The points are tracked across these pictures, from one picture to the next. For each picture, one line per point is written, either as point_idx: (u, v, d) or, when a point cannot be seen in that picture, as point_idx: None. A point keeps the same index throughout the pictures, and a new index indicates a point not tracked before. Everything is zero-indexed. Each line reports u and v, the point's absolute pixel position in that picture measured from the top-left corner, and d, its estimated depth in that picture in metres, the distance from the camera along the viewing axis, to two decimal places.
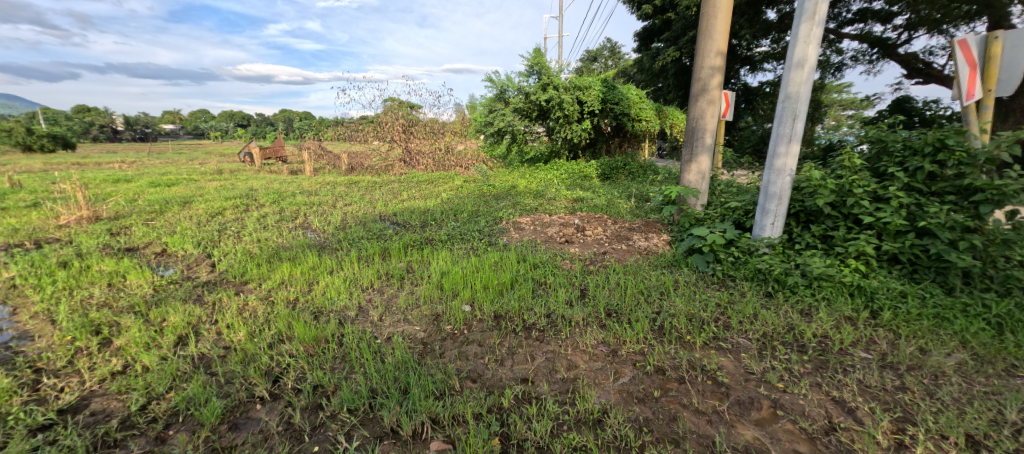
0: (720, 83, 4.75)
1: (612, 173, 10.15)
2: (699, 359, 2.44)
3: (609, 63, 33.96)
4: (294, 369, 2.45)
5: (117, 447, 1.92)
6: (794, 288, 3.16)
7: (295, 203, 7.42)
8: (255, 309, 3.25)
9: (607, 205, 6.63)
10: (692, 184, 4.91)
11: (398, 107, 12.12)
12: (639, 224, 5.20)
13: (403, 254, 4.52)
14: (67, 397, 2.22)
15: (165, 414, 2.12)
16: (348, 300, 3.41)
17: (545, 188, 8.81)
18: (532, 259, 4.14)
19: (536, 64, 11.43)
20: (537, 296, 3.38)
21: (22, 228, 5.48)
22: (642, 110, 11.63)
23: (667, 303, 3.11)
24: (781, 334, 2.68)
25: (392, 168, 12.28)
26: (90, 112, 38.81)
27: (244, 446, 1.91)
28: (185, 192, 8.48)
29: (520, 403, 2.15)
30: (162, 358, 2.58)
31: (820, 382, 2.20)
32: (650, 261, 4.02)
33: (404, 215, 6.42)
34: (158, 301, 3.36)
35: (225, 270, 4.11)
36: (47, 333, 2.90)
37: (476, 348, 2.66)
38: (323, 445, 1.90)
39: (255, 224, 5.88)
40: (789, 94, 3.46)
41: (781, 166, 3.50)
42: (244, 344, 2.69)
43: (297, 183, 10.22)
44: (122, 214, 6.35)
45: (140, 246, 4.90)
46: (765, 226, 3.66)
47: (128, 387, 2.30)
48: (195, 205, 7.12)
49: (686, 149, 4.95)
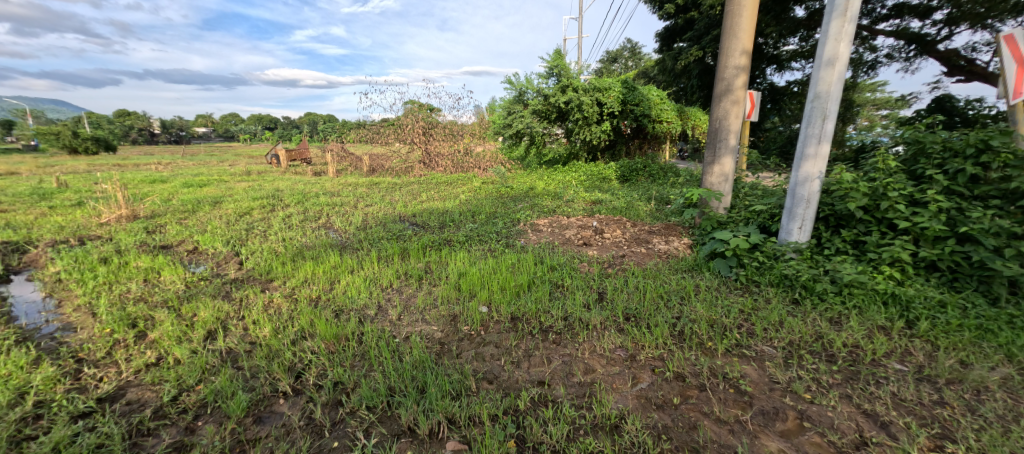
0: (743, 83, 4.64)
1: (632, 175, 10.03)
2: (721, 367, 2.38)
3: (629, 64, 33.63)
4: (315, 366, 2.51)
5: (151, 435, 2.01)
6: (823, 295, 3.04)
7: (318, 204, 7.64)
8: (279, 306, 3.36)
9: (626, 208, 6.55)
10: (714, 186, 4.79)
11: (418, 109, 12.31)
12: (659, 227, 5.11)
13: (422, 254, 4.59)
14: (105, 386, 2.33)
15: (194, 405, 2.20)
16: (368, 299, 3.47)
17: (563, 190, 8.79)
18: (549, 261, 4.12)
19: (556, 66, 11.48)
20: (554, 299, 3.36)
21: (67, 226, 5.80)
22: (663, 111, 11.27)
23: (688, 308, 3.04)
24: (809, 343, 2.58)
25: (412, 170, 12.37)
26: (129, 115, 40.89)
27: (268, 439, 1.97)
28: (215, 192, 8.81)
29: (536, 405, 2.15)
30: (192, 351, 2.69)
31: (850, 394, 2.12)
32: (670, 265, 3.93)
33: (423, 216, 6.51)
34: (190, 297, 3.51)
35: (253, 268, 4.25)
36: (88, 325, 3.06)
37: (493, 349, 2.68)
38: (343, 441, 1.95)
39: (281, 223, 6.07)
40: (818, 94, 3.36)
41: (810, 167, 3.40)
42: (269, 340, 2.78)
43: (321, 184, 10.50)
44: (157, 213, 6.65)
45: (174, 244, 5.13)
46: (792, 230, 3.53)
47: (160, 379, 2.40)
48: (225, 205, 7.40)
49: (708, 150, 4.85)
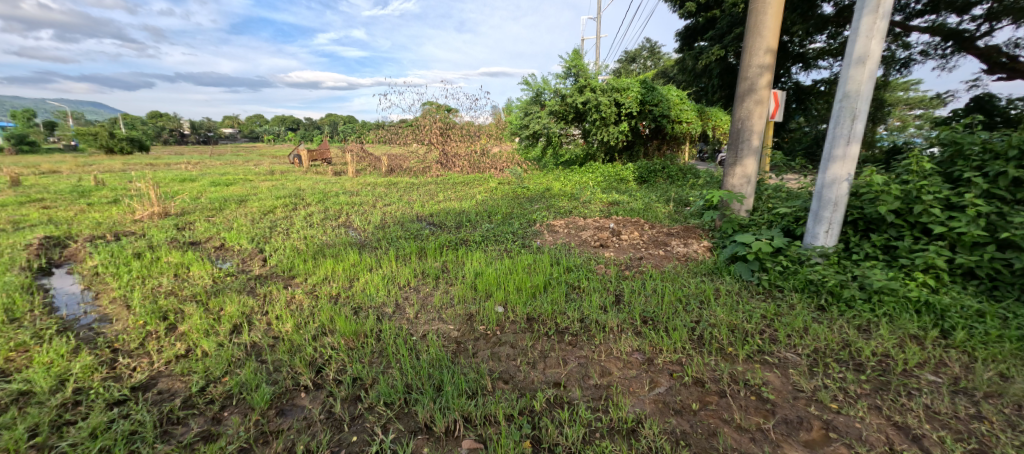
0: (768, 82, 4.53)
1: (650, 176, 9.90)
2: (742, 373, 2.33)
3: (649, 63, 33.16)
4: (335, 361, 2.56)
5: (181, 424, 2.09)
6: (850, 302, 2.93)
7: (339, 203, 7.79)
8: (301, 302, 3.44)
9: (644, 209, 6.47)
10: (736, 188, 4.69)
11: (436, 110, 12.42)
12: (678, 229, 5.03)
13: (438, 254, 4.63)
14: (138, 375, 2.43)
15: (221, 397, 2.28)
16: (386, 297, 3.53)
17: (580, 191, 8.73)
18: (565, 262, 4.10)
19: (574, 66, 11.45)
20: (570, 300, 3.34)
21: (105, 222, 6.08)
22: (682, 112, 11.09)
23: (707, 313, 2.98)
24: (835, 351, 2.50)
25: (429, 170, 12.50)
26: (161, 117, 42.58)
27: (290, 431, 2.02)
28: (240, 191, 9.09)
29: (552, 407, 2.14)
30: (219, 344, 2.78)
31: (880, 405, 2.04)
32: (689, 268, 3.86)
33: (440, 216, 6.56)
34: (217, 291, 3.63)
35: (276, 265, 4.37)
36: (123, 316, 3.20)
37: (509, 350, 2.68)
38: (361, 436, 1.98)
39: (302, 222, 6.22)
40: (847, 93, 3.25)
41: (838, 169, 3.30)
42: (291, 335, 2.85)
43: (342, 183, 10.71)
44: (187, 211, 6.90)
45: (203, 241, 5.31)
46: (818, 234, 3.43)
47: (189, 370, 2.49)
48: (249, 203, 7.62)
49: (730, 151, 4.75)
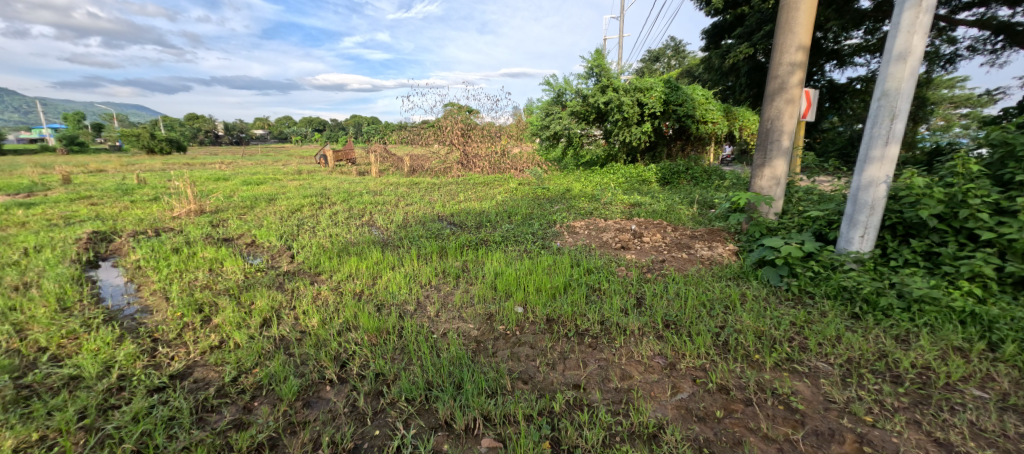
0: (800, 80, 4.38)
1: (673, 178, 9.71)
2: (769, 382, 2.26)
3: (673, 62, 32.51)
4: (359, 356, 2.62)
5: (215, 412, 2.18)
6: (887, 311, 2.80)
7: (362, 202, 7.97)
8: (326, 298, 3.54)
9: (667, 211, 6.35)
10: (764, 190, 4.55)
11: (458, 111, 12.53)
12: (702, 232, 4.92)
13: (459, 253, 4.67)
14: (177, 364, 2.56)
15: (251, 387, 2.37)
16: (407, 295, 3.59)
17: (601, 192, 8.65)
18: (586, 263, 4.07)
19: (596, 66, 11.37)
20: (590, 302, 3.31)
21: (146, 218, 6.41)
22: (708, 112, 10.75)
23: (732, 318, 2.90)
24: (870, 361, 2.40)
25: (450, 170, 12.62)
26: (197, 119, 44.59)
27: (316, 423, 2.08)
28: (270, 190, 9.43)
29: (571, 409, 2.14)
30: (250, 337, 2.89)
31: (919, 420, 1.94)
32: (714, 271, 3.77)
33: (461, 216, 6.62)
34: (248, 286, 3.78)
35: (303, 261, 4.51)
36: (162, 308, 3.37)
37: (528, 350, 2.68)
38: (384, 430, 2.03)
39: (328, 220, 6.40)
40: (886, 91, 3.11)
41: (875, 171, 3.16)
42: (317, 330, 2.93)
43: (366, 183, 10.95)
44: (221, 209, 7.20)
45: (235, 237, 5.53)
46: (853, 239, 3.29)
47: (223, 360, 2.60)
48: (278, 202, 7.89)
49: (758, 152, 4.61)
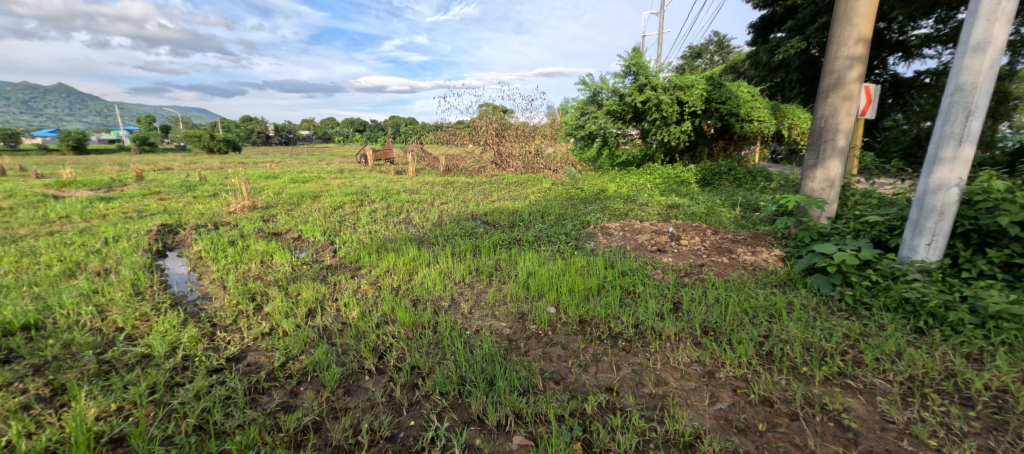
0: (859, 75, 4.09)
1: (714, 179, 9.34)
2: (818, 397, 2.14)
3: (716, 58, 31.22)
4: (395, 349, 2.71)
5: (265, 393, 2.33)
6: (958, 326, 2.56)
7: (400, 200, 8.21)
8: (366, 291, 3.68)
9: (707, 213, 6.12)
10: (816, 193, 4.29)
11: (493, 111, 12.63)
12: (745, 236, 4.70)
13: (492, 252, 4.71)
14: (233, 347, 2.75)
15: (298, 373, 2.50)
16: (442, 291, 3.67)
17: (637, 192, 8.46)
18: (620, 266, 4.00)
19: (634, 64, 11.13)
20: (624, 305, 3.25)
21: (206, 213, 6.92)
22: (754, 110, 10.19)
23: (778, 327, 2.76)
24: (935, 380, 2.21)
25: (484, 170, 12.74)
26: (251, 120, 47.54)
27: (356, 410, 2.17)
28: (315, 188, 9.90)
29: (604, 412, 2.11)
30: (297, 325, 3.06)
31: (993, 448, 1.77)
32: (757, 278, 3.60)
33: (494, 215, 6.68)
34: (295, 278, 3.99)
35: (344, 256, 4.71)
36: (219, 296, 3.63)
37: (560, 351, 2.67)
38: (419, 421, 2.09)
39: (367, 217, 6.64)
40: (960, 86, 2.86)
41: (946, 172, 2.91)
42: (357, 322, 3.06)
43: (403, 182, 11.26)
44: (271, 205, 7.65)
45: (283, 231, 5.86)
46: (918, 247, 3.04)
47: (273, 346, 2.77)
48: (322, 199, 8.27)
49: (811, 152, 4.35)
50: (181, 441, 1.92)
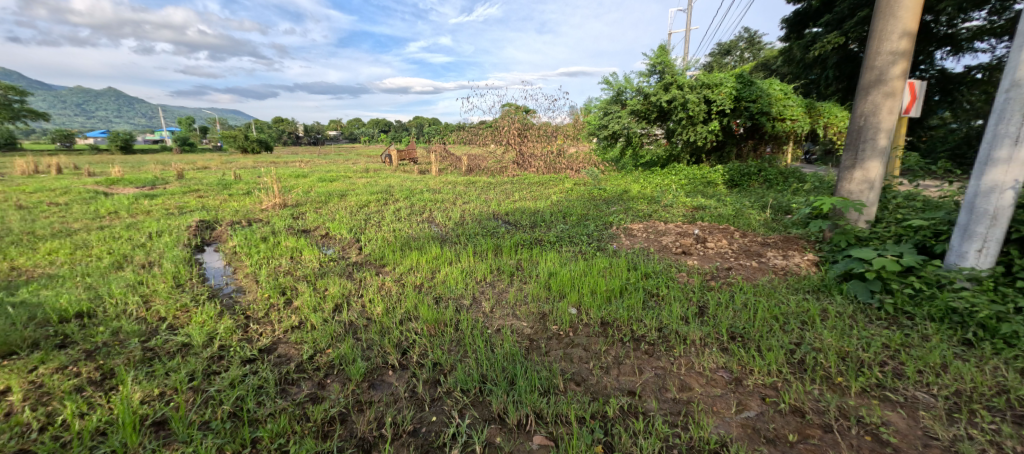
0: (902, 71, 3.88)
1: (743, 180, 9.05)
2: (854, 409, 2.04)
3: (747, 55, 30.25)
4: (418, 346, 2.76)
5: (295, 384, 2.41)
6: (1011, 339, 2.40)
7: (423, 199, 8.33)
8: (390, 288, 3.76)
9: (735, 215, 5.94)
10: (854, 195, 4.09)
11: (515, 111, 12.64)
12: (776, 239, 4.54)
13: (513, 252, 4.72)
14: (264, 339, 2.86)
15: (325, 366, 2.58)
16: (464, 290, 3.70)
17: (661, 193, 8.30)
18: (643, 268, 3.93)
19: (660, 62, 10.92)
20: (647, 308, 3.20)
21: (240, 210, 7.22)
22: (786, 108, 9.77)
23: (810, 335, 2.66)
24: (984, 396, 2.08)
25: (506, 169, 12.77)
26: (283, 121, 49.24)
27: (380, 404, 2.22)
28: (341, 186, 10.17)
29: (626, 415, 2.08)
30: (324, 320, 3.15)
31: None
32: (789, 283, 3.47)
33: (516, 215, 6.69)
34: (322, 273, 4.11)
35: (369, 254, 4.82)
36: (252, 289, 3.79)
37: (582, 352, 2.65)
38: (440, 417, 2.12)
39: (391, 216, 6.77)
40: (1017, 81, 2.67)
41: (999, 174, 2.73)
42: (381, 318, 3.12)
43: (426, 181, 11.43)
44: (300, 203, 7.90)
45: (311, 229, 6.05)
46: (967, 253, 2.86)
47: (302, 339, 2.87)
48: (348, 198, 8.48)
49: (848, 152, 4.16)
50: (217, 427, 2.02)
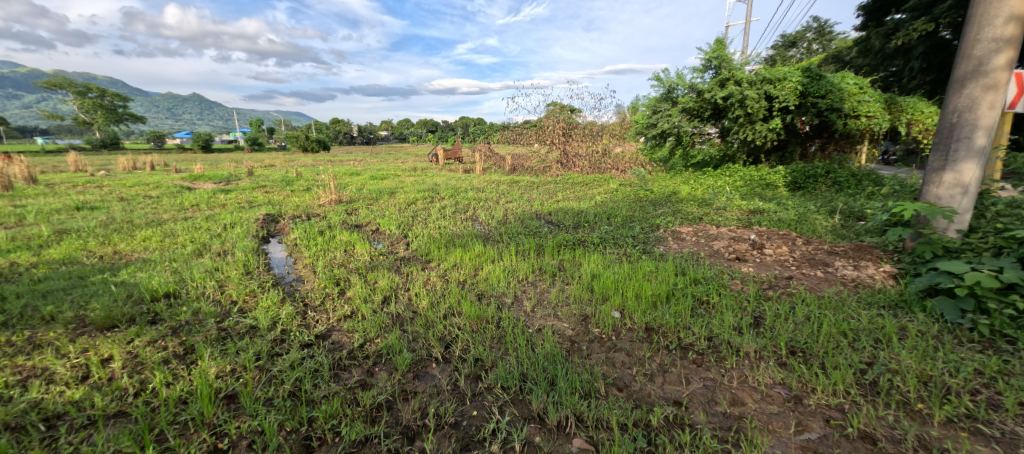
0: (1008, 61, 3.42)
1: (807, 182, 8.40)
2: (936, 440, 1.83)
3: (815, 47, 27.93)
4: (461, 341, 2.81)
5: (346, 370, 2.54)
6: None
7: (467, 198, 8.47)
8: (434, 283, 3.86)
9: (797, 220, 5.52)
10: (942, 200, 3.66)
11: (560, 111, 12.51)
12: (846, 248, 4.15)
13: (556, 252, 4.69)
14: (320, 326, 3.04)
15: (373, 355, 2.70)
16: (506, 288, 3.72)
17: (714, 196, 7.88)
18: (692, 273, 3.75)
19: (716, 57, 10.37)
20: (697, 315, 3.05)
21: (300, 205, 7.74)
22: (860, 104, 8.96)
23: (885, 353, 2.41)
24: None
25: (550, 169, 12.69)
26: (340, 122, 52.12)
27: (423, 394, 2.29)
28: (391, 184, 10.60)
29: (671, 426, 2.00)
30: (373, 311, 3.29)
31: None
32: (860, 296, 3.17)
33: (559, 215, 6.63)
34: (372, 267, 4.30)
35: (416, 249, 4.98)
36: (309, 279, 4.04)
37: (625, 357, 2.58)
38: (481, 412, 2.14)
39: (437, 213, 6.94)
40: None
41: None
42: (426, 312, 3.21)
43: (471, 180, 11.63)
44: (353, 199, 8.32)
45: (363, 224, 6.36)
46: None
47: (353, 329, 3.01)
48: (397, 195, 8.82)
49: (937, 152, 3.73)
50: (278, 404, 2.18)
